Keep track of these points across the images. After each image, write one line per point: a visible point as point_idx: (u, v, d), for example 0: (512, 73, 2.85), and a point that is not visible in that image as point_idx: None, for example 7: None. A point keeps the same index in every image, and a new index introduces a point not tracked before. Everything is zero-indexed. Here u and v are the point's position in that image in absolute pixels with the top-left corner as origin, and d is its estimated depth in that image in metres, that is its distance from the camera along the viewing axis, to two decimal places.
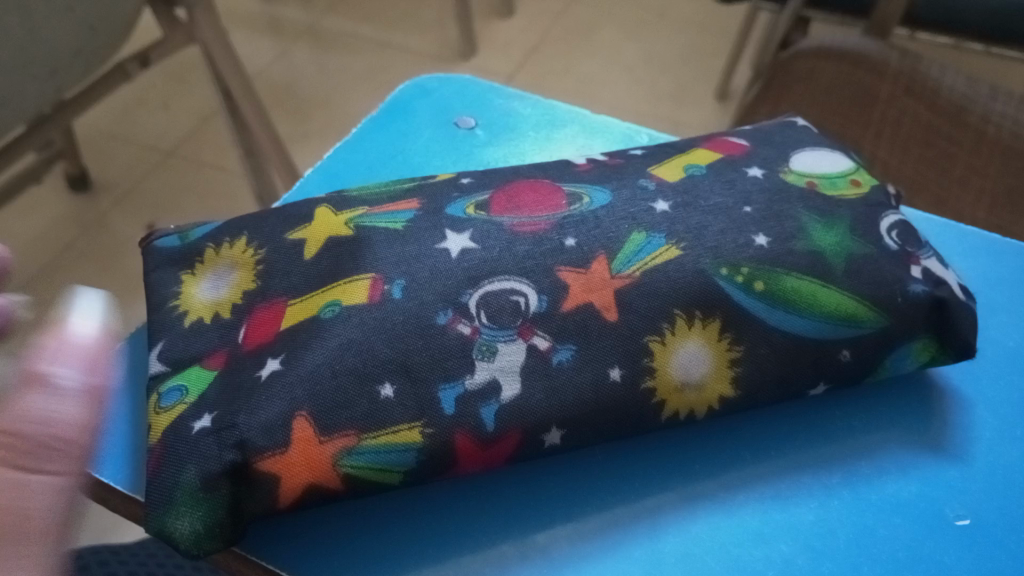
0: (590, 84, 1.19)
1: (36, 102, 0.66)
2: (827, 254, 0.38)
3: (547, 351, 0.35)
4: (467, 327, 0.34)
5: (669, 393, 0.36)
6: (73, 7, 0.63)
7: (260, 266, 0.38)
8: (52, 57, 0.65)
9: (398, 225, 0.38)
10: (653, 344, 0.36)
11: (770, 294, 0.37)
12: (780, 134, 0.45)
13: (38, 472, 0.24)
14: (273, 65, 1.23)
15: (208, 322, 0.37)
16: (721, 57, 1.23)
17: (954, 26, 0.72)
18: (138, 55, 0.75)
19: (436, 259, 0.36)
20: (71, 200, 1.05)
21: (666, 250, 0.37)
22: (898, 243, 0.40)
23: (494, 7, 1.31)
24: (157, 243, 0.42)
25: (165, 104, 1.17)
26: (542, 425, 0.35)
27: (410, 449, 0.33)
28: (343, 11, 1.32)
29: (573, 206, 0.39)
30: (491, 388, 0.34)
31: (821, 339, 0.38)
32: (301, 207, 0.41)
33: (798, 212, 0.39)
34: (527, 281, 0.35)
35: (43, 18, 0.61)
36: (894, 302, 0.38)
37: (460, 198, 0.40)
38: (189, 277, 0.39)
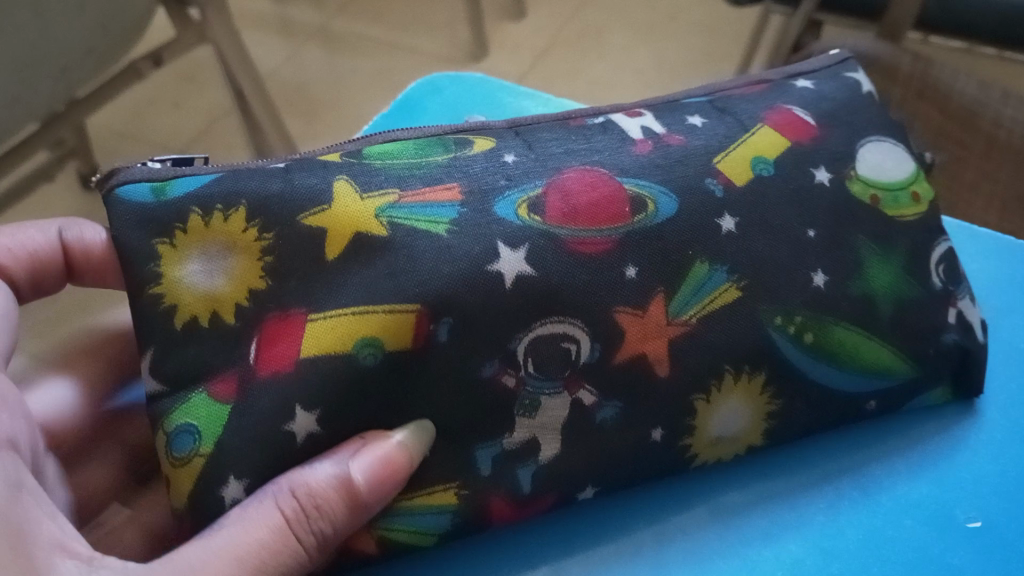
0: (601, 86, 1.19)
1: (47, 100, 0.66)
2: (878, 299, 0.38)
3: (592, 407, 0.35)
4: (512, 379, 0.34)
5: (703, 446, 0.38)
6: (85, 6, 0.64)
7: (268, 258, 0.34)
8: (64, 53, 0.65)
9: (440, 230, 0.34)
10: (698, 402, 0.36)
11: (816, 347, 0.37)
12: (851, 115, 0.42)
13: (296, 548, 0.32)
14: (285, 67, 1.24)
15: (204, 326, 0.34)
16: (731, 59, 1.22)
17: (966, 31, 0.71)
18: (150, 55, 0.75)
19: (489, 289, 0.34)
20: (81, 197, 1.05)
21: (726, 290, 0.36)
22: (943, 279, 0.40)
23: (505, 8, 1.31)
24: (121, 191, 0.34)
25: (176, 104, 1.18)
26: (576, 484, 0.36)
27: (444, 511, 0.35)
28: (353, 11, 1.32)
29: (636, 216, 0.36)
30: (529, 448, 0.35)
31: (853, 393, 0.39)
32: (316, 174, 0.36)
33: (858, 240, 0.39)
34: (581, 324, 0.35)
35: (55, 16, 0.62)
36: (926, 351, 0.40)
37: (508, 188, 0.36)
38: (168, 250, 0.34)
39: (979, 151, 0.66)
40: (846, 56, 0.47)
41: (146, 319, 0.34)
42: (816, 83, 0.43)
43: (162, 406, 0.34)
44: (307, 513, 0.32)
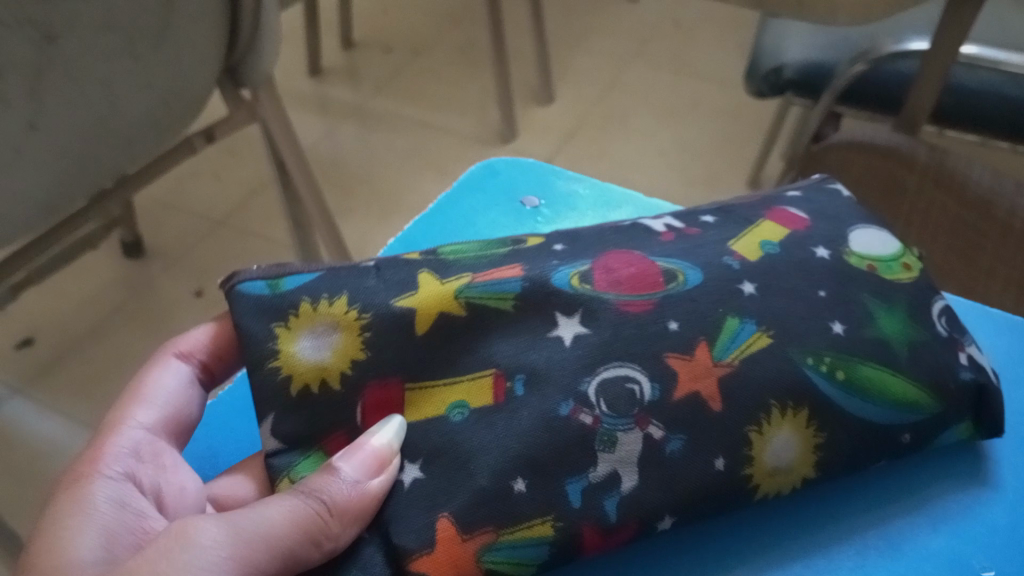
0: (625, 168, 1.24)
1: (109, 169, 0.71)
2: (893, 342, 0.41)
3: (660, 440, 0.37)
4: (588, 417, 0.37)
5: (763, 477, 0.39)
6: (153, 84, 0.68)
7: (368, 333, 0.38)
8: (130, 128, 0.69)
9: (507, 304, 0.40)
10: (751, 434, 0.38)
11: (849, 382, 0.40)
12: (831, 208, 0.48)
13: (286, 508, 0.34)
14: (322, 143, 1.29)
15: (316, 392, 0.37)
16: (754, 143, 1.27)
17: (982, 124, 0.74)
18: (205, 131, 0.79)
19: (550, 349, 0.39)
20: (124, 263, 1.10)
21: (757, 338, 0.39)
22: (946, 330, 0.43)
23: (535, 93, 1.37)
24: (241, 287, 0.39)
25: (217, 175, 1.23)
26: (657, 513, 0.37)
27: (544, 542, 0.36)
28: (390, 92, 1.38)
29: (670, 285, 0.41)
30: (611, 480, 0.37)
31: (888, 426, 0.40)
32: (399, 270, 0.41)
33: (863, 297, 0.42)
34: (638, 367, 0.38)
35: (126, 93, 0.66)
36: (947, 387, 0.41)
37: (560, 267, 0.42)
38: (284, 332, 0.38)
39: (994, 241, 0.69)
40: (827, 174, 0.53)
41: (264, 387, 0.37)
42: (803, 193, 0.50)
43: (282, 463, 0.37)
44: (301, 490, 0.35)
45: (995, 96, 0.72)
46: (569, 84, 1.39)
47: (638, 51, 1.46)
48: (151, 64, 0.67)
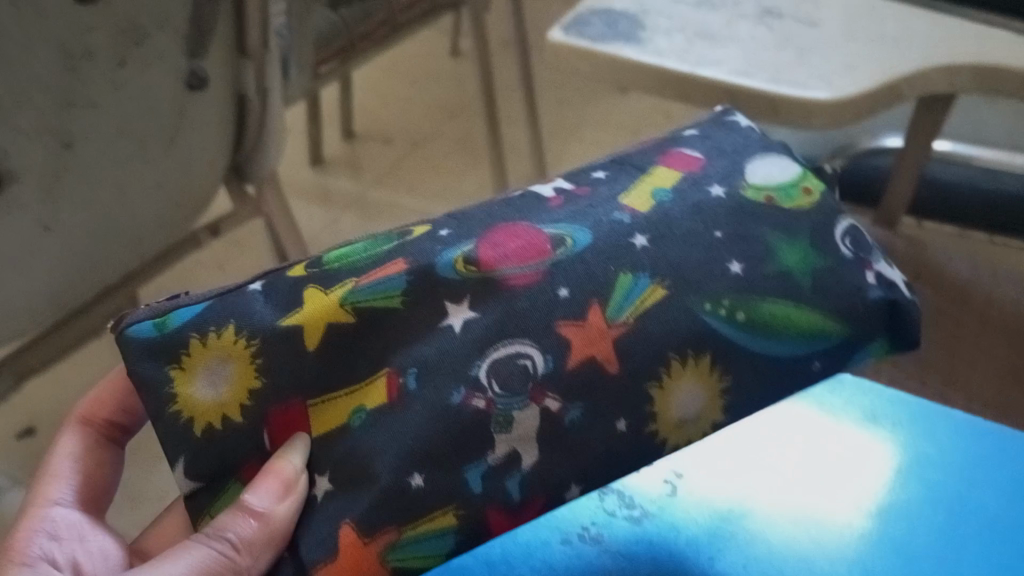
0: None
1: (116, 266, 0.73)
2: (795, 273, 0.44)
3: (558, 412, 0.41)
4: (481, 400, 0.40)
5: (669, 429, 0.43)
6: (161, 185, 0.71)
7: (259, 359, 0.40)
8: (137, 226, 0.72)
9: (395, 302, 0.41)
10: (653, 390, 0.42)
11: (750, 321, 0.43)
12: (728, 141, 0.49)
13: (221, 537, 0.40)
14: (323, 233, 1.33)
15: (219, 429, 0.40)
16: None
17: (957, 217, 0.77)
18: (210, 227, 0.82)
19: (439, 338, 0.41)
20: None
21: (652, 290, 0.42)
22: (853, 249, 0.45)
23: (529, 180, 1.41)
24: (131, 330, 0.40)
25: (220, 266, 1.26)
26: (563, 485, 0.41)
27: (447, 530, 0.40)
28: (389, 182, 1.42)
29: (557, 250, 0.42)
30: (511, 460, 0.41)
31: (797, 357, 0.44)
32: (284, 286, 0.42)
33: (764, 233, 0.44)
34: (529, 343, 0.41)
35: (134, 194, 0.69)
36: (856, 309, 0.44)
37: (445, 250, 0.42)
38: (178, 373, 0.40)
39: (974, 329, 0.69)
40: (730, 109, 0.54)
41: (171, 435, 0.40)
42: (700, 130, 0.50)
43: (203, 500, 0.42)
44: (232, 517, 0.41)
45: (974, 189, 0.75)
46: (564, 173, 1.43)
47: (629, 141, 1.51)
48: (159, 166, 0.69)
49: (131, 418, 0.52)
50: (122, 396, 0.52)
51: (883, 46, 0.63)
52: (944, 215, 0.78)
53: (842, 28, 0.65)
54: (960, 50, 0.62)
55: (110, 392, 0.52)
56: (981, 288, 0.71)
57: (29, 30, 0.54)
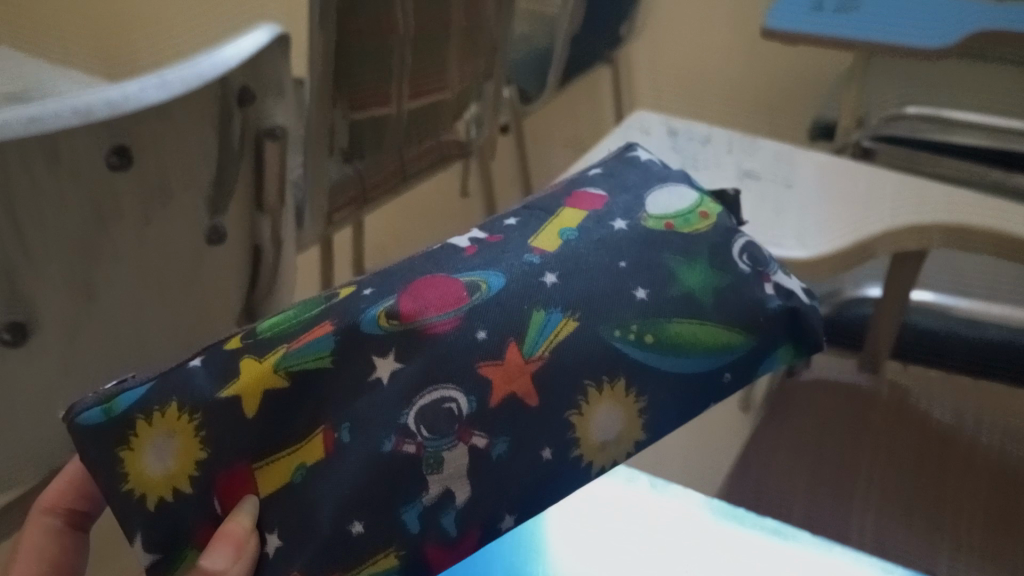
0: None
1: None
2: (696, 293, 0.49)
3: (485, 447, 0.43)
4: (412, 445, 0.42)
5: (593, 452, 0.46)
6: (178, 331, 0.75)
7: (203, 431, 0.41)
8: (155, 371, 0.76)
9: (325, 363, 0.43)
10: (574, 417, 0.45)
11: (659, 342, 0.48)
12: (630, 179, 0.58)
13: None
14: None
15: (170, 499, 0.40)
16: None
17: (943, 358, 0.78)
18: None
19: (370, 393, 0.43)
20: None
21: (565, 323, 0.46)
22: (751, 265, 0.52)
23: None
24: (78, 418, 0.40)
25: None
26: (496, 515, 0.44)
27: (390, 569, 0.42)
28: None
29: (473, 296, 0.46)
30: (445, 496, 0.42)
31: (708, 370, 0.49)
32: (219, 358, 0.43)
33: (664, 258, 0.50)
34: (453, 386, 0.43)
35: (153, 340, 0.74)
36: (759, 320, 0.51)
37: (368, 307, 0.45)
38: (127, 454, 0.40)
39: (958, 471, 0.70)
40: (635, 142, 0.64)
41: (123, 508, 0.40)
42: (606, 169, 0.60)
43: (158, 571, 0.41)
44: None
45: (956, 333, 0.77)
46: None
47: None
48: (178, 313, 0.74)
49: (94, 501, 0.47)
50: (80, 477, 0.47)
51: (852, 207, 0.67)
52: (929, 355, 0.78)
53: (814, 189, 0.70)
54: (929, 211, 0.64)
55: (68, 476, 0.47)
56: (965, 433, 0.74)
57: (63, 196, 0.58)
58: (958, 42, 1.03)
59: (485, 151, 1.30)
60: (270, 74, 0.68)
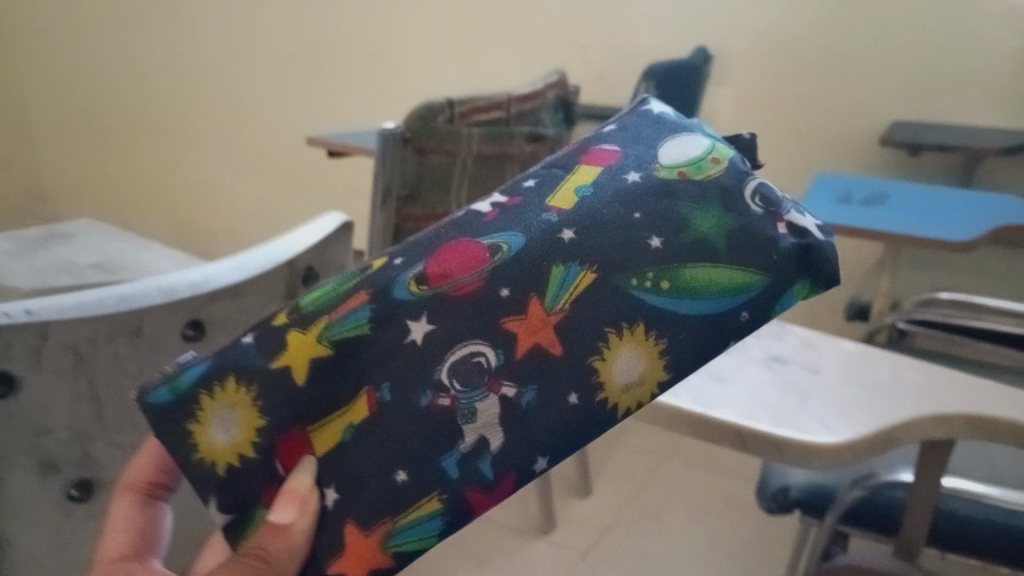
0: (658, 563, 1.32)
1: None
2: (711, 238, 0.50)
3: (514, 396, 0.46)
4: (446, 399, 0.46)
5: (616, 396, 0.48)
6: None
7: (259, 401, 0.46)
8: None
9: (363, 329, 0.47)
10: (596, 362, 0.47)
11: (674, 289, 0.49)
12: (645, 130, 0.56)
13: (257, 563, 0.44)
14: None
15: (238, 465, 0.47)
16: (785, 545, 1.35)
17: (981, 549, 0.78)
18: None
19: (408, 351, 0.47)
20: None
21: (582, 276, 0.48)
22: (762, 207, 0.51)
23: (574, 488, 1.50)
24: (148, 397, 0.47)
25: None
26: (529, 457, 0.47)
27: (436, 513, 0.46)
28: None
29: (495, 257, 0.48)
30: (480, 443, 0.46)
31: (722, 313, 0.50)
32: (269, 334, 0.48)
33: (678, 205, 0.50)
34: (481, 340, 0.47)
35: None
36: (771, 256, 0.50)
37: (399, 275, 0.49)
38: (196, 427, 0.47)
39: None
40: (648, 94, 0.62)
41: (198, 476, 0.46)
42: (619, 123, 0.59)
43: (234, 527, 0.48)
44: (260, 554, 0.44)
45: (989, 523, 0.78)
46: (606, 480, 1.53)
47: (670, 455, 1.60)
48: None
49: (170, 477, 0.55)
50: (158, 457, 0.55)
51: (877, 395, 0.70)
52: (967, 549, 0.79)
53: (840, 377, 0.74)
54: (949, 403, 0.68)
55: (149, 455, 0.55)
56: None
57: (140, 368, 0.64)
58: (985, 232, 1.08)
59: None
60: (333, 257, 0.76)
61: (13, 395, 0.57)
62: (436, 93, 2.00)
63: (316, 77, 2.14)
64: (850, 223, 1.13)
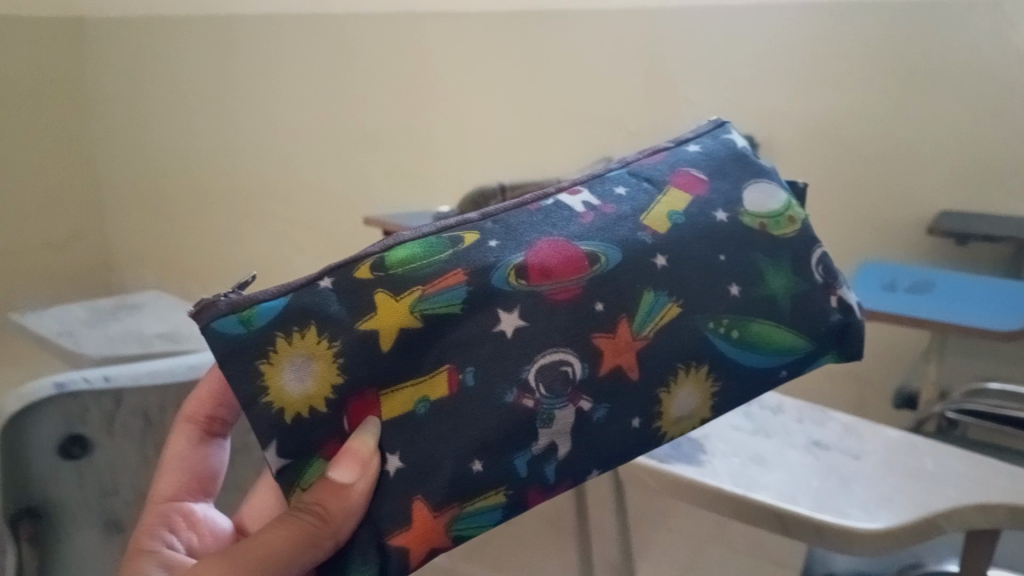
0: None
1: None
2: (777, 298, 0.69)
3: (590, 409, 0.62)
4: (530, 400, 0.60)
5: (670, 424, 0.66)
6: None
7: (340, 359, 0.58)
8: None
9: (455, 308, 0.61)
10: (662, 394, 0.65)
11: (739, 338, 0.67)
12: (732, 170, 0.74)
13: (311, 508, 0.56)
14: None
15: (307, 415, 0.58)
16: None
17: None
18: None
19: (497, 341, 0.61)
20: None
21: (667, 309, 0.65)
22: (823, 275, 0.72)
23: (616, 568, 1.51)
24: (216, 324, 0.58)
25: None
26: (584, 468, 0.63)
27: (498, 504, 0.60)
28: (481, 560, 1.57)
29: (594, 267, 0.65)
30: (551, 447, 0.61)
31: (771, 368, 0.69)
32: (349, 288, 0.61)
33: (755, 257, 0.69)
34: (573, 351, 0.62)
35: None
36: (823, 322, 0.71)
37: (497, 261, 0.63)
38: (269, 367, 0.58)
39: None
40: (726, 120, 0.80)
41: (265, 419, 0.57)
42: (700, 145, 0.76)
43: (288, 473, 0.59)
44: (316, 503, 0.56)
45: None
46: (648, 561, 1.53)
47: (714, 537, 1.58)
48: None
49: (219, 412, 0.71)
50: (211, 397, 0.70)
51: (920, 485, 0.71)
52: None
53: (882, 465, 0.74)
54: (997, 495, 0.67)
55: (203, 395, 0.70)
56: None
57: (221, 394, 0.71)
58: None
59: None
60: None
61: (86, 455, 0.86)
62: (487, 177, 2.07)
63: (373, 160, 2.23)
64: (894, 310, 1.14)
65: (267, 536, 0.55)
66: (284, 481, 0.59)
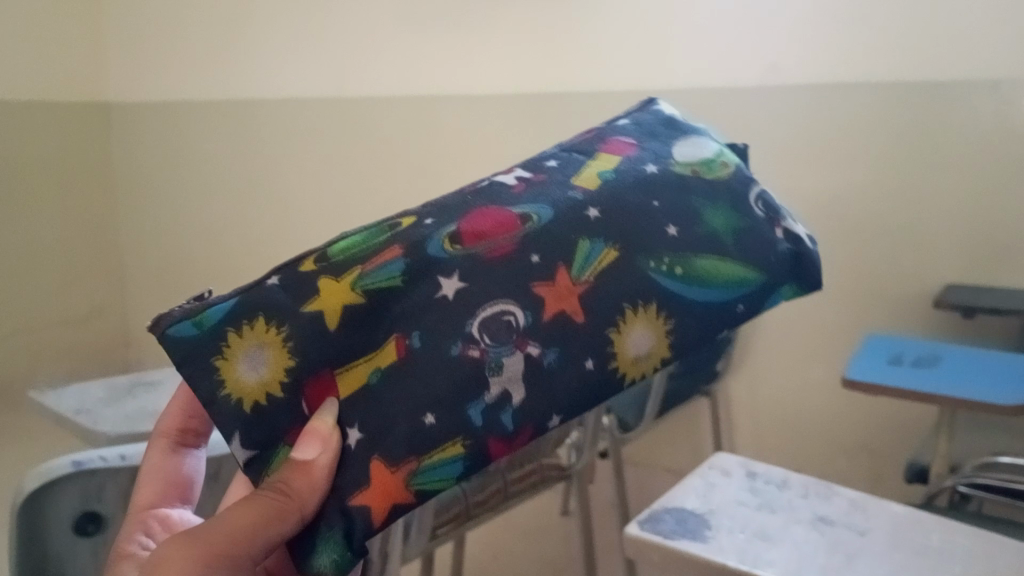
0: None
1: None
2: (721, 234, 0.67)
3: (540, 355, 0.60)
4: (475, 350, 0.59)
5: (629, 366, 0.63)
6: None
7: (290, 341, 0.58)
8: None
9: (394, 280, 0.60)
10: (613, 334, 0.62)
11: (685, 274, 0.65)
12: (660, 132, 0.75)
13: (280, 487, 0.57)
14: None
15: (262, 403, 0.58)
16: None
17: None
18: None
19: (439, 305, 0.60)
20: None
21: (606, 253, 0.63)
22: (763, 211, 0.70)
23: None
24: (171, 330, 0.59)
25: None
26: (545, 416, 0.60)
27: (458, 456, 0.57)
28: None
29: (527, 224, 0.63)
30: (504, 397, 0.59)
31: (724, 304, 0.66)
32: (293, 283, 0.60)
33: (694, 201, 0.68)
34: (513, 302, 0.60)
35: None
36: (771, 256, 0.69)
37: (432, 235, 0.62)
38: (223, 360, 0.58)
39: None
40: (658, 100, 0.82)
41: (227, 414, 0.57)
42: (630, 120, 0.77)
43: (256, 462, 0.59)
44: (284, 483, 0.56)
45: None
46: None
47: None
48: None
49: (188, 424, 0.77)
50: (180, 413, 0.77)
51: (925, 562, 0.71)
52: None
53: (887, 540, 0.75)
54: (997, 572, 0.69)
55: (174, 412, 0.77)
56: None
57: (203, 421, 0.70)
58: None
59: (586, 476, 1.28)
60: None
61: (101, 531, 0.92)
62: None
63: None
64: (898, 385, 1.15)
65: (241, 513, 0.58)
66: (254, 472, 0.60)
